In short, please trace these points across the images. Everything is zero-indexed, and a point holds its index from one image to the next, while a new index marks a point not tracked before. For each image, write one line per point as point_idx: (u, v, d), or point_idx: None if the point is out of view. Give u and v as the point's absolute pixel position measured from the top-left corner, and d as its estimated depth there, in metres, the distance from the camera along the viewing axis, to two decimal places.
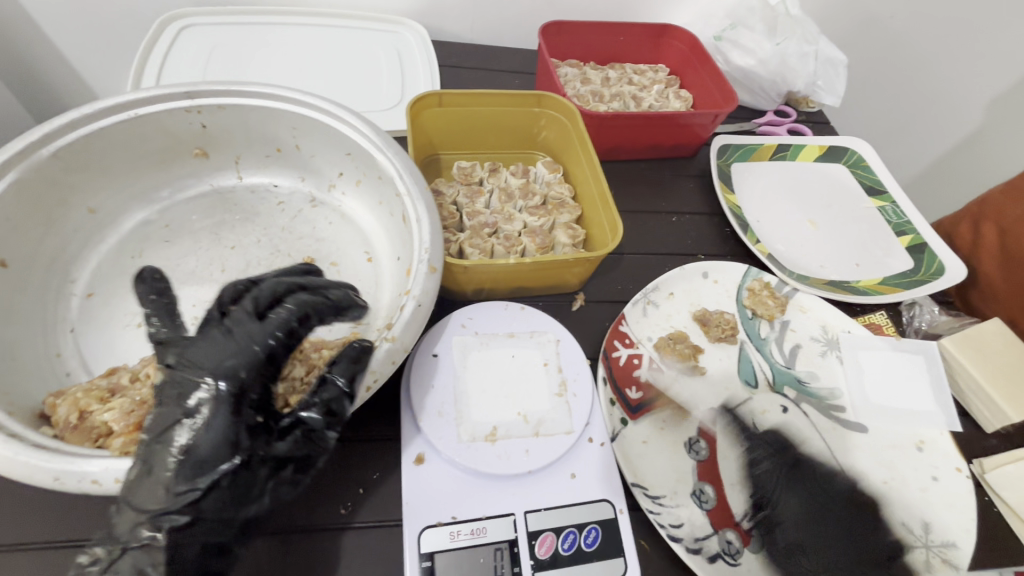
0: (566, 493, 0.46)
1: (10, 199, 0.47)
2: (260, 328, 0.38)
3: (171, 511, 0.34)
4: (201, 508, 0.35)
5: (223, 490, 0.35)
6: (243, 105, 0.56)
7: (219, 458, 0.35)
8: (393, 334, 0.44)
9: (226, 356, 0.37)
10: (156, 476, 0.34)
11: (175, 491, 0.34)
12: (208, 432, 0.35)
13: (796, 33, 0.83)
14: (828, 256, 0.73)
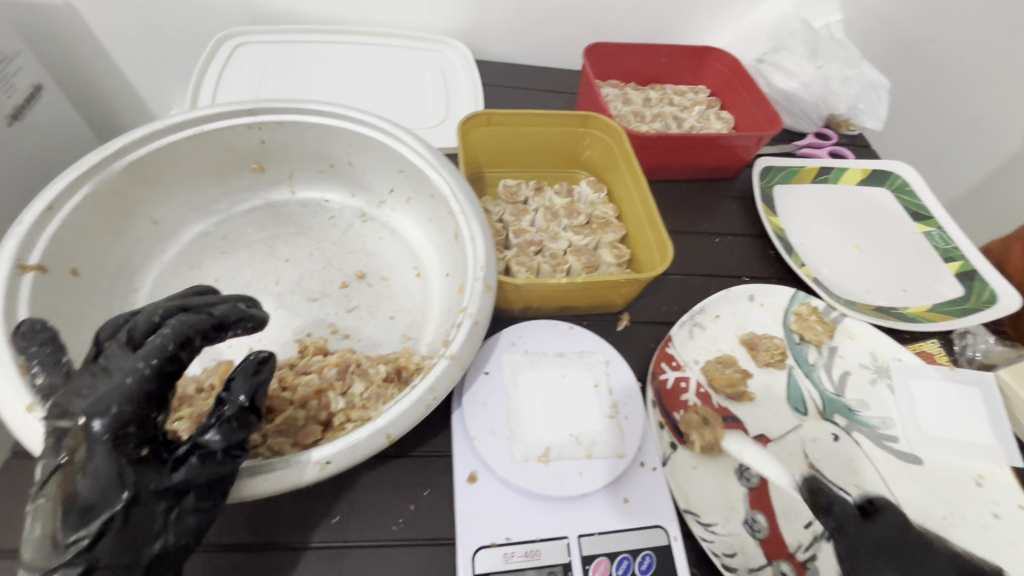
0: (619, 517, 0.45)
1: (84, 210, 0.49)
2: (135, 356, 0.34)
3: (59, 564, 0.31)
4: (95, 554, 0.31)
5: (120, 528, 0.32)
6: (302, 122, 0.58)
7: (106, 496, 0.32)
8: (451, 351, 0.45)
9: (102, 393, 0.33)
10: (38, 531, 0.31)
11: (62, 541, 0.31)
12: (88, 473, 0.31)
13: (838, 56, 0.84)
14: (874, 281, 0.72)
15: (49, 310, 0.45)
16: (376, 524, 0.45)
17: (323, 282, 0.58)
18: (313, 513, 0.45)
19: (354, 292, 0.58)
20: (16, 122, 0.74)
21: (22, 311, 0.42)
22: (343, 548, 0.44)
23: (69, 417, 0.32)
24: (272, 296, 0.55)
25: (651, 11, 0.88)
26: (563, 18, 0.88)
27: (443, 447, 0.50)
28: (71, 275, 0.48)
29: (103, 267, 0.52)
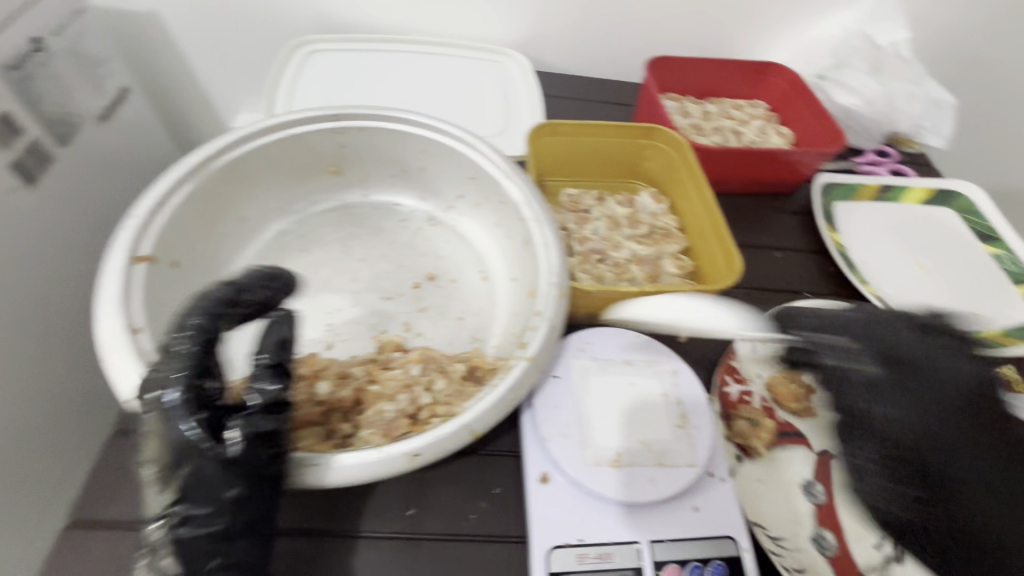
0: (690, 526, 0.46)
1: (184, 206, 0.52)
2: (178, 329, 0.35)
3: (167, 513, 0.34)
4: (190, 502, 0.34)
5: (206, 480, 0.34)
6: (381, 129, 0.61)
7: (185, 453, 0.33)
8: (529, 353, 0.46)
9: (164, 365, 0.35)
10: (146, 487, 0.34)
11: (166, 491, 0.34)
12: (164, 434, 0.33)
13: (901, 74, 0.84)
14: (940, 302, 0.71)
15: (155, 299, 0.48)
16: (450, 519, 0.46)
17: (396, 282, 0.60)
18: (390, 504, 0.47)
19: (425, 293, 0.60)
20: (106, 122, 0.77)
21: (136, 299, 0.45)
22: (419, 540, 0.45)
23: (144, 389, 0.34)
24: (348, 294, 0.58)
25: (710, 25, 0.89)
26: (621, 31, 0.89)
27: (513, 447, 0.51)
28: (173, 267, 0.52)
29: (198, 260, 0.55)
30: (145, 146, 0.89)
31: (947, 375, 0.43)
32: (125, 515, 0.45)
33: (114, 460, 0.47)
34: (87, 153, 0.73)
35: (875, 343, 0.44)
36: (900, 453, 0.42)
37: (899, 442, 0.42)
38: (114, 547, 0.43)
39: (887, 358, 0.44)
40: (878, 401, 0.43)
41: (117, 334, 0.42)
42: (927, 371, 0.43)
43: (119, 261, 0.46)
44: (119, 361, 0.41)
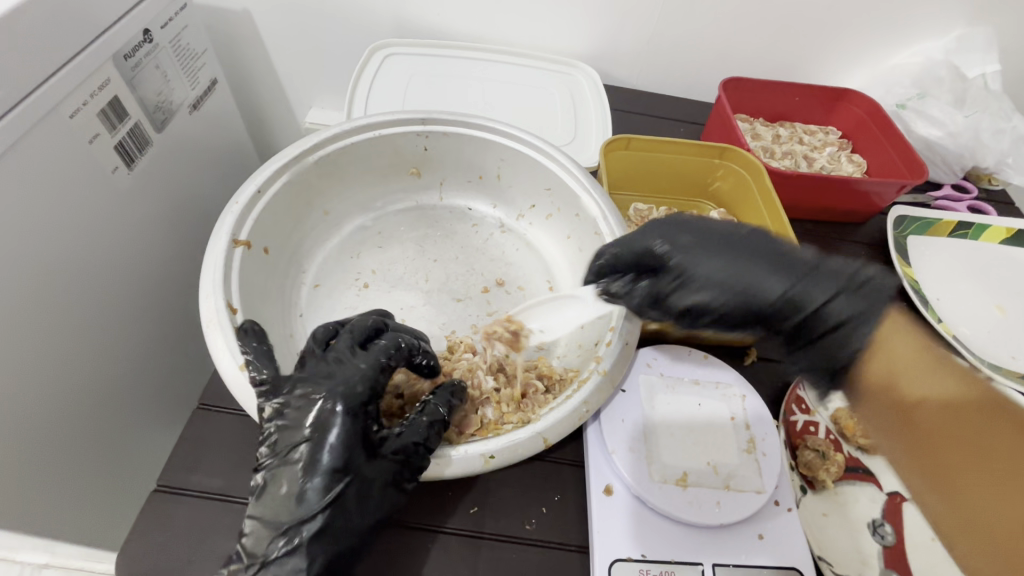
0: (754, 554, 0.45)
1: (280, 196, 0.55)
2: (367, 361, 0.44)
3: (299, 523, 0.38)
4: (330, 514, 0.39)
5: (348, 495, 0.39)
6: (465, 135, 0.62)
7: (341, 469, 0.40)
8: (604, 368, 0.48)
9: (348, 382, 0.42)
10: (284, 492, 0.39)
11: (298, 501, 0.38)
12: (331, 447, 0.40)
13: (989, 107, 0.80)
14: (1020, 348, 0.67)
15: (248, 282, 0.51)
16: (512, 521, 0.47)
17: (466, 284, 0.62)
18: (453, 499, 0.47)
19: (494, 298, 0.61)
20: (196, 111, 0.81)
21: (233, 281, 0.48)
22: (480, 538, 0.46)
23: (309, 400, 0.41)
24: (421, 292, 0.60)
25: (788, 47, 0.88)
26: (696, 50, 0.89)
27: (574, 456, 0.51)
28: (264, 253, 0.55)
29: (284, 249, 0.58)
30: (228, 135, 0.93)
31: (767, 271, 0.45)
32: (205, 486, 0.46)
33: (198, 431, 0.49)
34: (179, 140, 0.76)
35: (726, 261, 0.46)
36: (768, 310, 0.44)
37: (777, 295, 0.44)
38: (195, 514, 0.45)
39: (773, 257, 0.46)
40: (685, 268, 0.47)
41: (216, 312, 0.45)
42: (758, 252, 0.46)
43: (222, 245, 0.48)
44: (215, 339, 0.44)
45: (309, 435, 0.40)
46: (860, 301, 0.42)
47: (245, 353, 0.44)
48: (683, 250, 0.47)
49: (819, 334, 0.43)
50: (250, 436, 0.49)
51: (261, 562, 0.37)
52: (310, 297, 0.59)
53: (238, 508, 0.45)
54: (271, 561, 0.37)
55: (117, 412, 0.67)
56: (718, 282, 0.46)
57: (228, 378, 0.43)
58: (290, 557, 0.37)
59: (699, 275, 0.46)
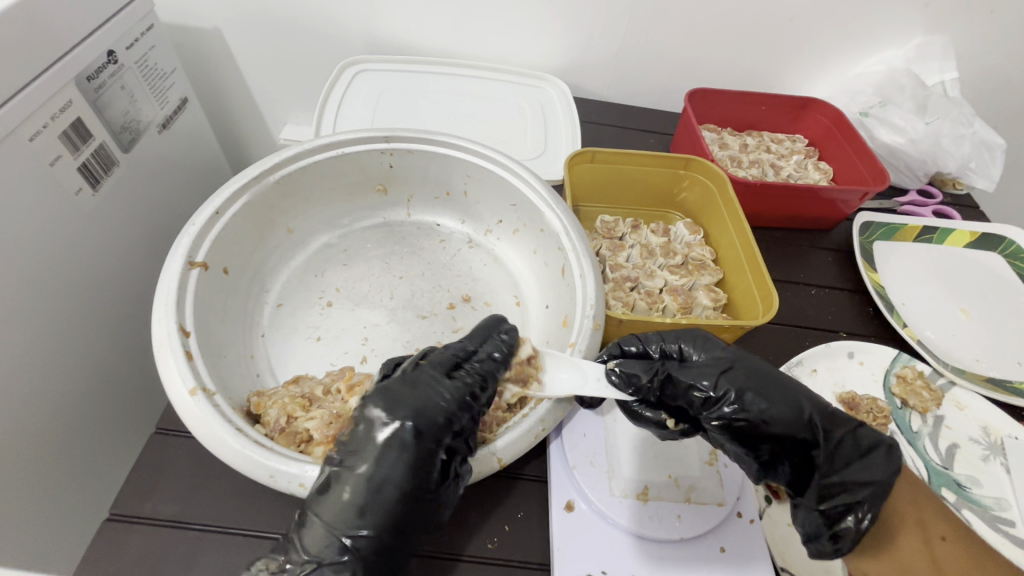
0: (716, 567, 0.45)
1: (240, 216, 0.55)
2: (450, 386, 0.41)
3: (354, 534, 0.36)
4: (371, 534, 0.36)
5: (394, 516, 0.37)
6: (429, 152, 0.63)
7: (393, 490, 0.37)
8: (551, 393, 0.46)
9: (421, 403, 0.39)
10: (344, 498, 0.36)
11: (357, 512, 0.36)
12: (387, 463, 0.37)
13: (949, 113, 0.82)
14: (985, 350, 0.68)
15: (204, 303, 0.50)
16: (473, 540, 0.46)
17: (432, 301, 0.62)
18: None
19: (460, 314, 0.61)
20: (165, 130, 0.81)
21: (187, 303, 0.48)
22: (461, 561, 0.45)
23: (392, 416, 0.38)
24: (386, 309, 0.60)
25: (753, 56, 0.89)
26: (663, 61, 0.90)
27: (539, 472, 0.51)
28: (223, 274, 0.54)
29: (245, 269, 0.58)
30: (199, 153, 0.93)
31: (806, 392, 0.44)
32: (159, 513, 0.45)
33: (153, 457, 0.48)
34: (147, 161, 0.76)
35: (787, 396, 0.43)
36: (805, 437, 0.42)
37: (810, 415, 0.42)
38: (147, 542, 0.44)
39: (778, 376, 0.44)
40: (746, 395, 0.43)
41: (167, 335, 0.44)
42: (797, 385, 0.44)
43: (177, 267, 0.48)
44: (165, 363, 0.43)
45: (382, 442, 0.37)
46: (877, 465, 0.41)
47: (196, 376, 0.43)
48: (751, 372, 0.44)
49: (852, 484, 0.41)
50: (206, 461, 0.48)
51: (312, 567, 0.35)
52: (272, 317, 0.59)
53: (192, 535, 0.45)
54: (325, 566, 0.35)
55: (82, 436, 0.66)
56: (773, 390, 0.43)
57: (177, 403, 0.42)
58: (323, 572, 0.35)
59: (744, 380, 0.43)
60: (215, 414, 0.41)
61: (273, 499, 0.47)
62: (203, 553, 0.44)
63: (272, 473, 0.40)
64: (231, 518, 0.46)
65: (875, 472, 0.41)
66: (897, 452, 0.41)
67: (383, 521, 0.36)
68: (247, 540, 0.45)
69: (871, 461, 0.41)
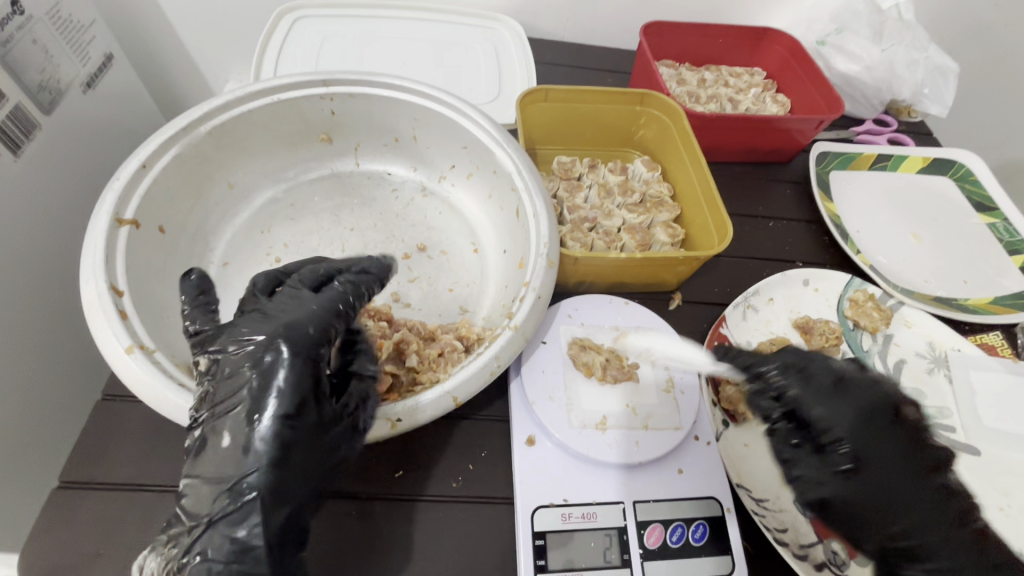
0: (674, 487, 0.46)
1: (172, 170, 0.52)
2: (319, 299, 0.40)
3: (245, 476, 0.33)
4: (262, 482, 0.33)
5: (301, 445, 0.35)
6: (371, 95, 0.59)
7: (274, 423, 0.34)
8: (516, 323, 0.46)
9: (298, 316, 0.38)
10: (224, 447, 0.34)
11: (241, 457, 0.34)
12: (276, 387, 0.35)
13: (904, 39, 0.81)
14: (934, 271, 0.70)
15: (137, 262, 0.48)
16: (437, 480, 0.47)
17: (386, 252, 0.60)
18: (377, 465, 0.47)
19: (416, 263, 0.60)
20: (90, 91, 0.75)
21: (119, 262, 0.45)
22: (404, 500, 0.45)
23: (251, 342, 0.36)
24: (337, 262, 0.58)
25: None
26: None
27: (502, 412, 0.51)
28: (158, 231, 0.52)
29: (185, 227, 0.55)
30: (133, 117, 0.87)
31: (801, 402, 0.43)
32: (114, 477, 0.44)
33: (103, 422, 0.47)
34: (74, 123, 0.71)
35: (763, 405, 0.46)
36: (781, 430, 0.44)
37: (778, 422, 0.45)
38: (101, 507, 0.43)
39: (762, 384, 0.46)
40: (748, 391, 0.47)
41: (97, 294, 0.42)
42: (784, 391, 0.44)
43: (103, 224, 0.45)
44: (97, 322, 0.41)
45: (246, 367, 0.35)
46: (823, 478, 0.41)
47: (132, 334, 0.41)
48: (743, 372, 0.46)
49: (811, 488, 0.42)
50: (160, 424, 0.47)
51: (202, 522, 0.33)
52: (219, 276, 0.57)
53: (148, 495, 0.44)
54: (218, 521, 0.33)
55: (53, 416, 0.65)
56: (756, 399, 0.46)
57: (113, 363, 0.40)
58: (241, 518, 0.33)
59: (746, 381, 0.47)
60: (154, 371, 0.40)
61: None
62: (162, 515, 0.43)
63: None
64: None
65: (826, 485, 0.41)
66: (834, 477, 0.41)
67: (275, 460, 0.34)
68: None
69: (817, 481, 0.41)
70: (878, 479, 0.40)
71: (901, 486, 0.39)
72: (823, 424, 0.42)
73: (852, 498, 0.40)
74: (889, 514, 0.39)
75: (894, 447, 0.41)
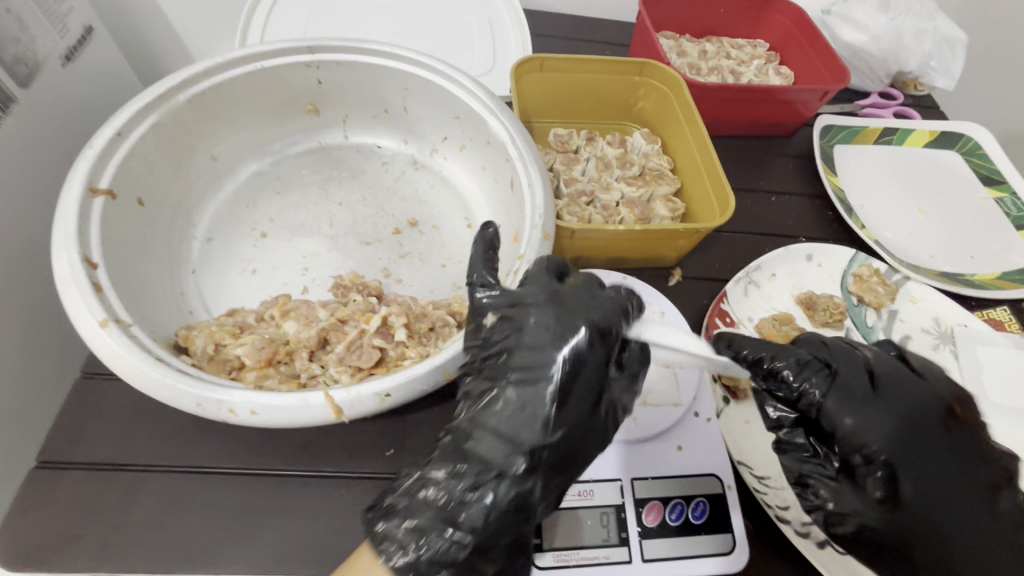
0: (673, 464, 0.45)
1: (150, 140, 0.50)
2: (609, 301, 0.40)
3: (433, 522, 0.34)
4: (432, 531, 0.34)
5: (499, 491, 0.35)
6: (359, 62, 0.57)
7: (454, 464, 0.36)
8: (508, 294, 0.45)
9: (515, 327, 0.38)
10: (428, 492, 0.35)
11: (531, 472, 0.35)
12: (473, 418, 0.37)
13: (912, 8, 0.80)
14: (940, 246, 0.68)
15: (114, 234, 0.46)
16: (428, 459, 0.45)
17: (376, 227, 0.58)
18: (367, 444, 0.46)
19: (407, 239, 0.58)
20: (69, 64, 0.72)
21: (93, 234, 0.43)
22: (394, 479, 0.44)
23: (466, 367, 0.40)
24: (326, 238, 0.56)
25: None
26: None
27: None
28: (136, 204, 0.49)
29: (165, 200, 0.53)
30: (116, 93, 0.84)
31: (836, 425, 0.41)
32: (93, 457, 0.43)
33: (82, 402, 0.45)
34: (52, 97, 0.68)
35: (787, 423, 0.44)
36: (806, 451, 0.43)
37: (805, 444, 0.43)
38: (80, 488, 0.41)
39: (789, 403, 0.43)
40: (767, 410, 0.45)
41: (70, 267, 0.40)
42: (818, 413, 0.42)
43: (76, 193, 0.43)
44: (70, 295, 0.39)
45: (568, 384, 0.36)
46: (853, 504, 0.40)
47: (107, 308, 0.39)
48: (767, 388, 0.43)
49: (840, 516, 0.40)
50: (141, 403, 0.46)
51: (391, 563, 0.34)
52: (202, 252, 0.55)
53: (129, 476, 0.42)
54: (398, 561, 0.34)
55: (38, 398, 0.63)
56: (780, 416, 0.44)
57: (87, 337, 0.38)
58: (434, 562, 0.34)
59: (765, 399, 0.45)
60: (130, 345, 0.38)
61: (214, 435, 0.45)
62: (141, 496, 0.42)
63: (232, 407, 0.37)
64: (170, 457, 0.44)
65: (856, 510, 0.40)
66: (867, 509, 0.39)
67: (464, 513, 0.35)
68: (185, 477, 0.43)
69: (846, 509, 0.40)
70: (917, 493, 0.39)
71: (940, 493, 0.40)
72: (852, 440, 0.40)
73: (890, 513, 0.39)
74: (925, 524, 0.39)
75: (930, 452, 0.41)
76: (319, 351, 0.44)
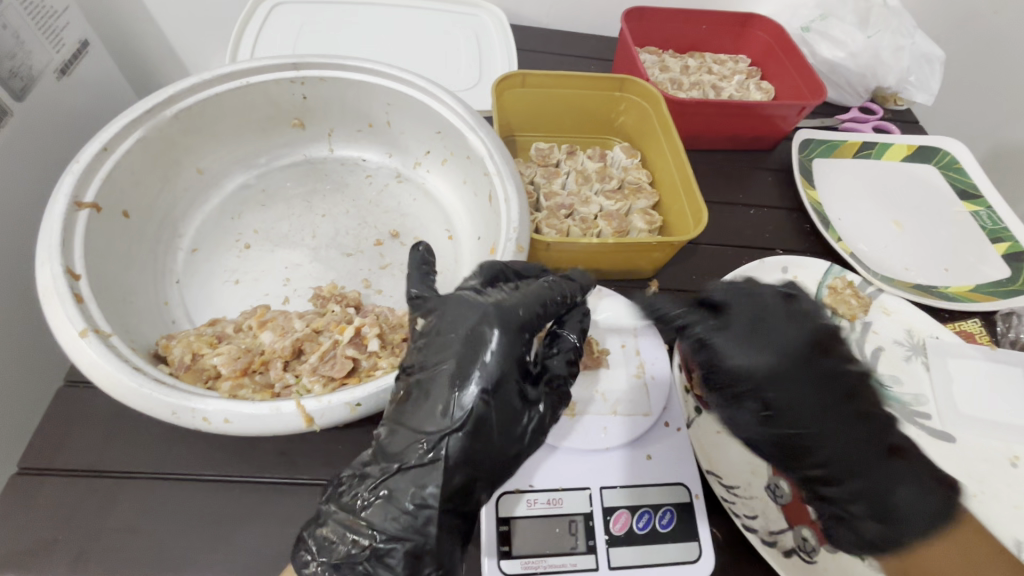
0: (642, 473, 0.46)
1: (135, 154, 0.51)
2: (529, 298, 0.40)
3: (341, 526, 0.36)
4: (350, 538, 0.35)
5: (402, 494, 0.35)
6: (342, 78, 0.58)
7: (365, 469, 0.37)
8: None
9: (437, 326, 0.39)
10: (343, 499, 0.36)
11: (433, 467, 0.35)
12: (391, 424, 0.37)
13: (890, 25, 0.81)
14: (915, 259, 0.69)
15: (98, 246, 0.47)
16: None
17: (357, 239, 0.59)
18: (343, 452, 0.47)
19: (387, 250, 0.59)
20: (65, 78, 0.74)
21: (76, 245, 0.44)
22: None
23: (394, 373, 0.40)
24: (308, 249, 0.58)
25: None
26: None
27: None
28: (122, 216, 0.51)
29: (151, 213, 0.54)
30: (111, 105, 0.86)
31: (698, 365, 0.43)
32: (73, 464, 0.44)
33: (65, 409, 0.46)
34: (47, 110, 0.70)
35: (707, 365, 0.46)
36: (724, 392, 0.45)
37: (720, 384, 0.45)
38: (59, 494, 0.42)
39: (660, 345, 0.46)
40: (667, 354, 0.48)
41: (53, 278, 0.41)
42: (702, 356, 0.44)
43: (61, 207, 0.44)
44: (51, 306, 0.40)
45: (461, 372, 0.36)
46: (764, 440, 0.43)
47: (86, 318, 0.40)
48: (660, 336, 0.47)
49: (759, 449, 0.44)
50: (122, 411, 0.47)
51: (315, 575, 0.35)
52: (187, 263, 0.56)
53: (106, 482, 0.43)
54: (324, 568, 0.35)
55: (26, 404, 0.64)
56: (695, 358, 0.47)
57: (67, 346, 0.39)
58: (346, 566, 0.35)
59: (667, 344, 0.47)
60: (108, 355, 0.39)
61: (192, 444, 0.46)
62: (119, 502, 0.43)
63: (206, 416, 0.38)
64: (147, 464, 0.45)
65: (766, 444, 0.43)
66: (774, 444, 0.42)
67: (371, 514, 0.35)
68: (161, 485, 0.44)
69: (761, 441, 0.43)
70: (809, 435, 0.41)
71: (838, 437, 0.41)
72: (737, 374, 0.42)
73: (790, 452, 0.42)
74: (841, 469, 0.41)
75: (812, 388, 0.41)
76: (294, 360, 0.45)
